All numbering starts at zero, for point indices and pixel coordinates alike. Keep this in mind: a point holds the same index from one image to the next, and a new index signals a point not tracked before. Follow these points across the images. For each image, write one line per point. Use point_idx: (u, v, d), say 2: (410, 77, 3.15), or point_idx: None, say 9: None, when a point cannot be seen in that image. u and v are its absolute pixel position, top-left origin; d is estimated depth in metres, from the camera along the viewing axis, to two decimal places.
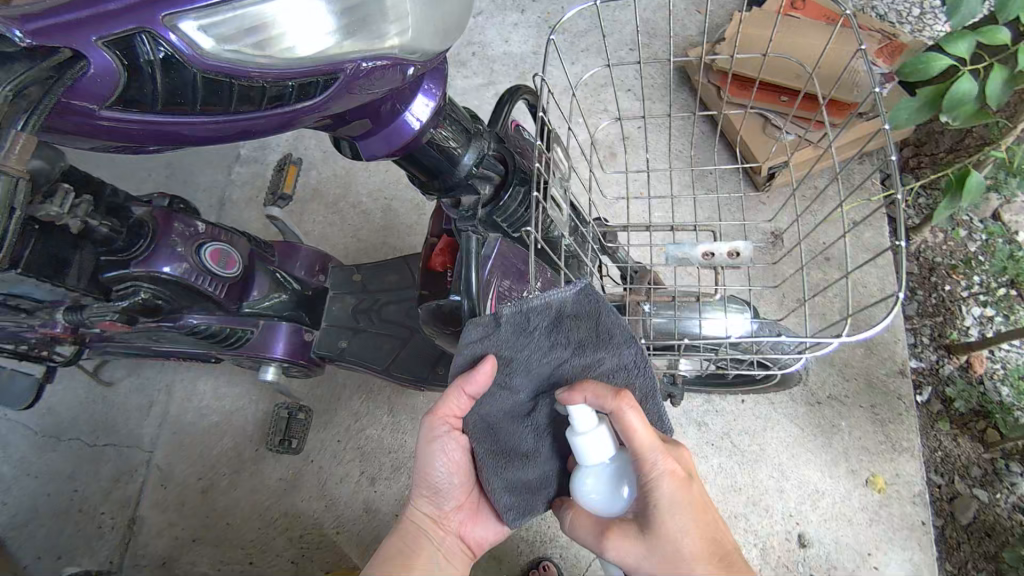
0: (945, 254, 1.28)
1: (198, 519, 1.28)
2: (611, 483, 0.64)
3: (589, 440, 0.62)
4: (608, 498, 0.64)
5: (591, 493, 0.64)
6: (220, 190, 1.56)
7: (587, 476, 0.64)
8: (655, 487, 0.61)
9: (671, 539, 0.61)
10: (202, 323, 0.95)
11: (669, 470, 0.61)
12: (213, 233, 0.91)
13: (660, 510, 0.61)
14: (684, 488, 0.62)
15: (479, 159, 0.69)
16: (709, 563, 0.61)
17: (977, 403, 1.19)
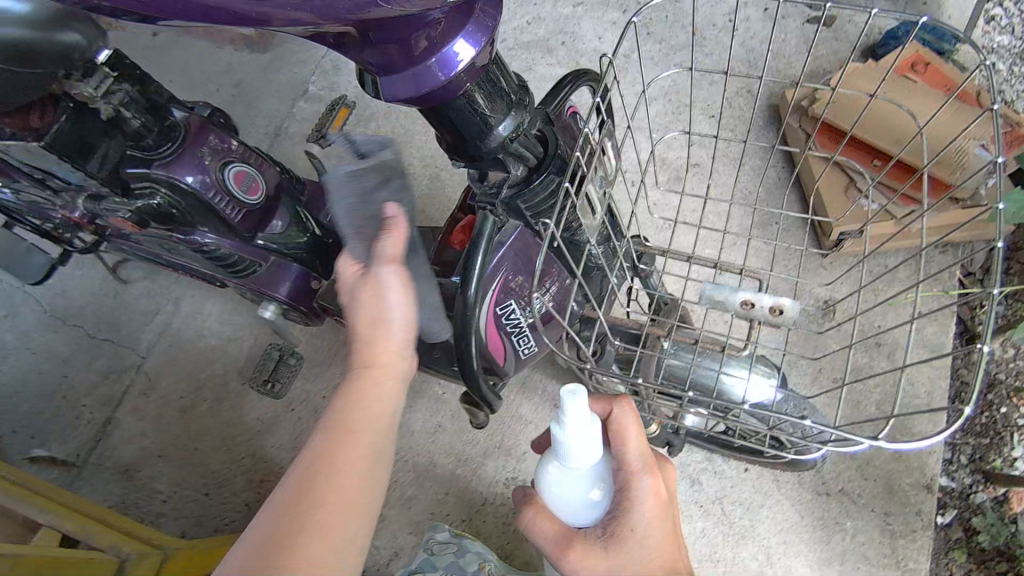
0: (1009, 373, 1.16)
1: (169, 436, 1.27)
2: (586, 487, 0.61)
3: (574, 442, 0.58)
4: (580, 503, 0.61)
5: (563, 494, 0.61)
6: (278, 121, 1.47)
7: (563, 475, 0.61)
8: (635, 510, 0.60)
9: (638, 568, 0.58)
10: (213, 244, 0.91)
11: (653, 495, 0.60)
12: (244, 154, 0.89)
13: (633, 535, 0.59)
14: (663, 514, 0.60)
15: (515, 133, 0.61)
16: None
17: (1004, 542, 1.06)
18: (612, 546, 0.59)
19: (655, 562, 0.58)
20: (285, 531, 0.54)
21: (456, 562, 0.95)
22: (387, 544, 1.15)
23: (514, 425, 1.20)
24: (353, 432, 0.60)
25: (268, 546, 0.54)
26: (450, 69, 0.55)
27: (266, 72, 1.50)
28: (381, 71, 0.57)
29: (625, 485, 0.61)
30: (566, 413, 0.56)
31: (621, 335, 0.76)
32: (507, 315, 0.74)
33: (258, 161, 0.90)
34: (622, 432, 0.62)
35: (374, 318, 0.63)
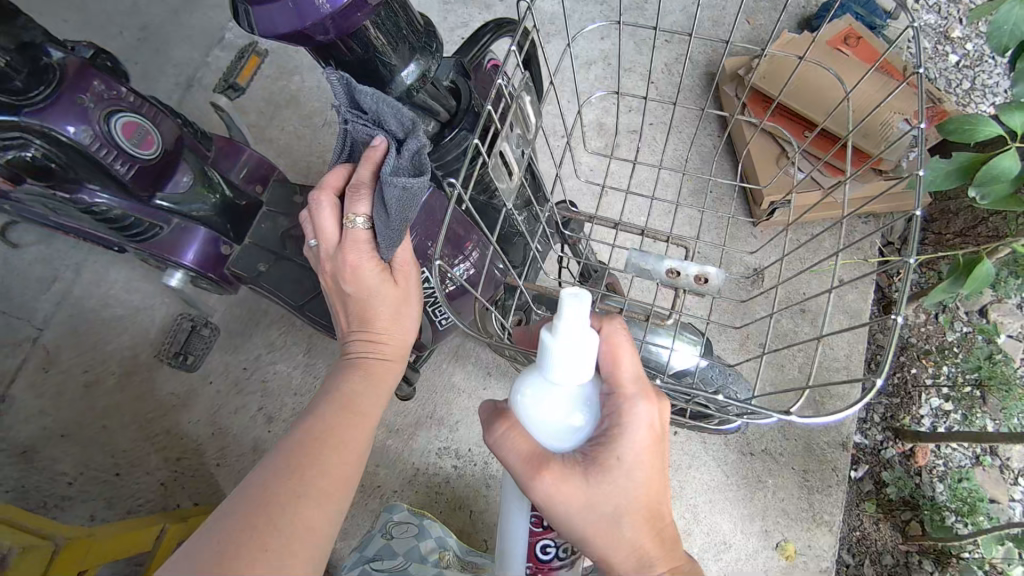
0: (921, 337, 1.22)
1: (73, 412, 1.17)
2: (571, 407, 0.49)
3: (565, 353, 0.46)
4: (560, 426, 0.50)
5: (541, 413, 0.49)
6: (190, 71, 1.33)
7: (544, 390, 0.49)
8: (627, 437, 0.48)
9: (617, 500, 0.48)
10: (105, 205, 0.83)
11: (650, 426, 0.49)
12: (136, 104, 0.78)
13: (619, 465, 0.48)
14: (656, 446, 0.49)
15: (422, 80, 0.62)
16: (645, 533, 0.49)
17: (909, 493, 1.13)
18: (593, 474, 0.48)
19: (637, 496, 0.48)
20: (282, 495, 0.55)
21: (416, 545, 0.91)
22: None
23: (446, 394, 1.18)
24: (359, 417, 0.64)
25: (260, 506, 0.54)
26: (335, 1, 0.52)
27: (174, 15, 1.35)
28: (254, 2, 0.52)
29: (615, 408, 0.49)
30: (563, 317, 0.45)
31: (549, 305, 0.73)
32: (420, 282, 0.75)
33: (154, 112, 0.80)
34: (618, 347, 0.50)
35: (396, 313, 0.66)
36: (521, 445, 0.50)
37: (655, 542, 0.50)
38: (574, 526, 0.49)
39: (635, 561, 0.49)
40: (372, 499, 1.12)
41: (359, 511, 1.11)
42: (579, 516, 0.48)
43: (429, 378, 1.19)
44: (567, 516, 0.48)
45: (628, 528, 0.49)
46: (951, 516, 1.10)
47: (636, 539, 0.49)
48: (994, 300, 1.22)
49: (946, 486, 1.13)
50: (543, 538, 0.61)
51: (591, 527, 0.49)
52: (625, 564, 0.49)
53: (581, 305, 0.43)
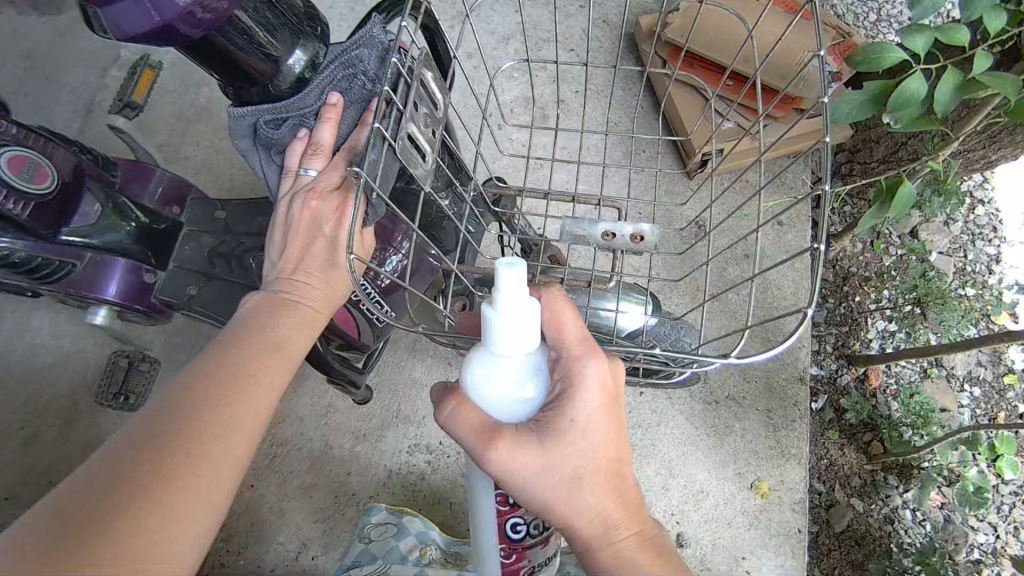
0: (860, 265, 1.26)
1: (14, 472, 1.10)
2: (521, 378, 0.48)
3: (507, 321, 0.45)
4: (507, 399, 0.48)
5: (488, 385, 0.48)
6: (88, 94, 1.25)
7: (489, 364, 0.48)
8: (579, 399, 0.48)
9: (575, 462, 0.47)
10: (5, 248, 0.77)
11: (601, 385, 0.48)
12: (20, 136, 0.72)
13: (574, 426, 0.47)
14: (610, 407, 0.49)
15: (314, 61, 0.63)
16: (605, 495, 0.48)
17: (867, 415, 1.18)
18: (548, 438, 0.47)
19: (594, 457, 0.48)
20: (202, 416, 0.51)
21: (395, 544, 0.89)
22: (292, 539, 1.08)
23: (409, 392, 1.15)
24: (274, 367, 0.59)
25: (162, 437, 0.48)
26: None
27: (60, 37, 1.26)
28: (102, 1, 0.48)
29: (564, 371, 0.48)
30: (500, 286, 0.43)
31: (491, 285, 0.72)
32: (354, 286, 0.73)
33: (42, 142, 0.74)
34: (559, 313, 0.50)
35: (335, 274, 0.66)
36: (471, 418, 0.48)
37: (619, 505, 0.49)
38: (531, 492, 0.48)
39: (600, 528, 0.48)
40: (349, 508, 1.10)
41: (336, 522, 1.09)
42: (539, 484, 0.47)
43: (390, 378, 1.17)
44: (524, 484, 0.47)
45: (590, 492, 0.48)
46: (908, 430, 1.15)
47: (599, 503, 0.48)
48: (923, 220, 1.27)
49: (900, 403, 1.18)
50: (512, 517, 0.62)
51: (553, 494, 0.47)
52: (590, 533, 0.48)
53: (516, 274, 0.42)
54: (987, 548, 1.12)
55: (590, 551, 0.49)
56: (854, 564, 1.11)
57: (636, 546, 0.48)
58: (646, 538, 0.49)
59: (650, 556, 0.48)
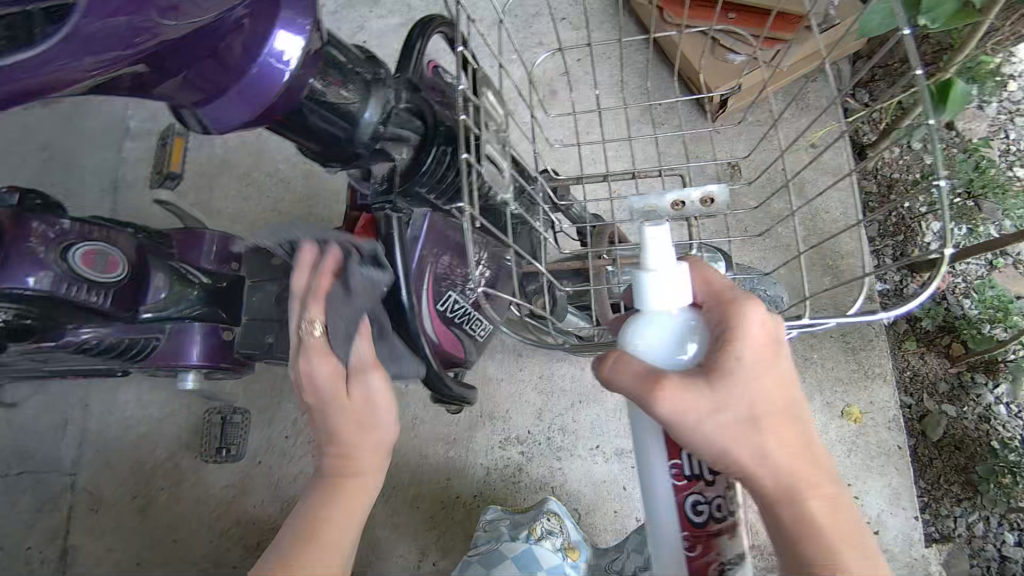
0: (904, 169, 1.22)
1: (139, 539, 1.16)
2: (677, 337, 0.48)
3: (659, 287, 0.48)
4: (667, 354, 0.48)
5: (647, 345, 0.48)
6: (111, 170, 1.28)
7: (647, 324, 0.49)
8: (741, 340, 0.47)
9: (745, 404, 0.46)
10: (93, 337, 0.80)
11: (761, 327, 0.48)
12: (85, 230, 0.74)
13: (739, 368, 0.46)
14: (776, 347, 0.48)
15: (385, 115, 0.60)
16: (786, 446, 0.47)
17: (943, 319, 1.16)
18: (714, 378, 0.46)
19: (762, 398, 0.47)
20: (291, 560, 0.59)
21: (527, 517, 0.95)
22: (410, 550, 1.12)
23: (487, 389, 1.18)
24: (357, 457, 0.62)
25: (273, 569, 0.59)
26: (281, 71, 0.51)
27: (72, 122, 1.29)
28: (200, 101, 0.52)
29: (720, 317, 0.48)
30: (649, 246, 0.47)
31: (564, 276, 0.72)
32: (450, 307, 0.71)
33: (105, 232, 0.76)
34: (705, 272, 0.52)
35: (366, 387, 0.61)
36: (634, 367, 0.47)
37: (795, 453, 0.48)
38: (709, 440, 0.46)
39: (779, 475, 0.47)
40: (455, 510, 1.13)
41: (447, 526, 1.13)
42: (711, 426, 0.46)
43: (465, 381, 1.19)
44: (700, 431, 0.46)
45: (764, 435, 0.47)
46: (988, 326, 1.13)
47: (778, 449, 0.47)
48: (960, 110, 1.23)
49: (974, 299, 1.16)
50: (691, 494, 0.52)
51: (727, 437, 0.46)
52: (770, 479, 0.47)
53: (663, 231, 0.47)
54: None
55: (771, 503, 0.48)
56: (957, 469, 1.11)
57: (815, 496, 0.47)
58: (824, 489, 0.48)
59: (830, 507, 0.47)
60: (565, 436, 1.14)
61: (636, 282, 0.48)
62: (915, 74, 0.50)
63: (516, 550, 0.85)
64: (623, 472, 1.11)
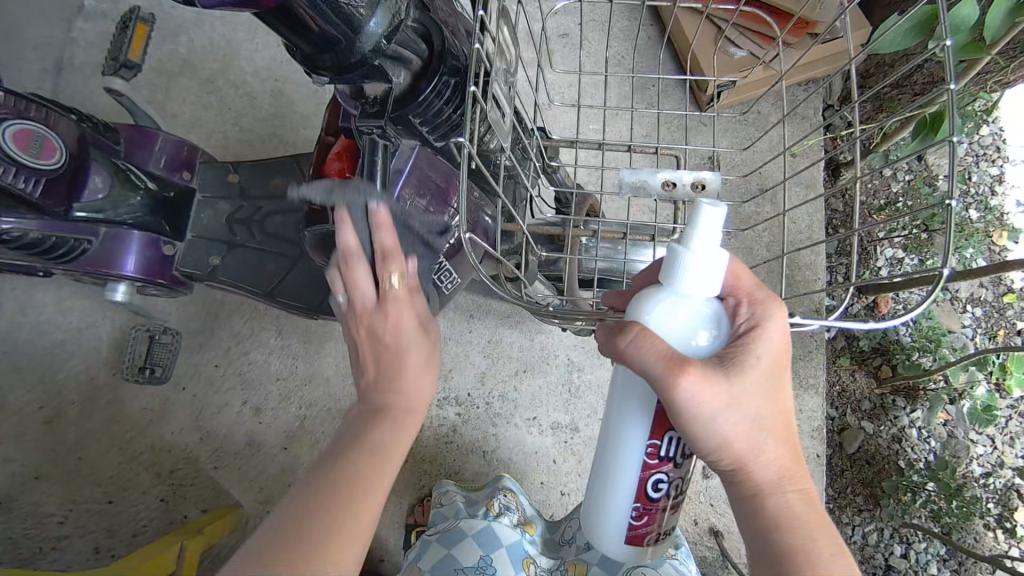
0: (870, 195, 1.26)
1: (41, 451, 1.08)
2: (699, 321, 0.44)
3: (700, 266, 0.43)
4: (683, 337, 0.44)
5: (666, 325, 0.44)
6: (55, 49, 1.15)
7: (673, 304, 0.44)
8: (762, 340, 0.45)
9: (760, 402, 0.45)
10: (16, 230, 0.71)
11: (781, 332, 0.47)
12: (19, 109, 0.66)
13: (758, 366, 0.45)
14: (787, 351, 0.47)
15: (393, 28, 0.50)
16: (781, 444, 0.47)
17: (879, 341, 1.21)
18: (736, 371, 0.44)
19: (775, 401, 0.46)
20: (291, 544, 0.49)
21: (482, 496, 0.96)
22: None
23: None
24: (389, 461, 0.57)
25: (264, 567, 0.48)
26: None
27: None
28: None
29: (749, 315, 0.47)
30: (698, 226, 0.42)
31: (539, 240, 0.71)
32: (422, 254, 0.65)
33: (42, 113, 0.68)
34: (733, 265, 0.49)
35: (428, 363, 0.60)
36: (659, 346, 0.43)
37: (788, 453, 0.47)
38: (715, 428, 0.44)
39: (775, 475, 0.47)
40: None
41: None
42: (723, 419, 0.44)
43: None
44: (709, 419, 0.44)
45: (769, 436, 0.46)
46: (918, 355, 1.18)
47: (777, 448, 0.46)
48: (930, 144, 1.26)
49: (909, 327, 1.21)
50: (656, 473, 0.49)
51: (735, 432, 0.45)
52: (764, 476, 0.47)
53: (722, 213, 0.42)
54: (987, 460, 1.19)
55: (757, 494, 0.47)
56: (865, 481, 1.18)
57: (803, 501, 0.47)
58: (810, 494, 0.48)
59: (817, 512, 0.47)
60: (505, 403, 1.13)
61: (673, 260, 0.43)
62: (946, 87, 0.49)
63: (476, 527, 0.86)
64: (556, 447, 1.11)
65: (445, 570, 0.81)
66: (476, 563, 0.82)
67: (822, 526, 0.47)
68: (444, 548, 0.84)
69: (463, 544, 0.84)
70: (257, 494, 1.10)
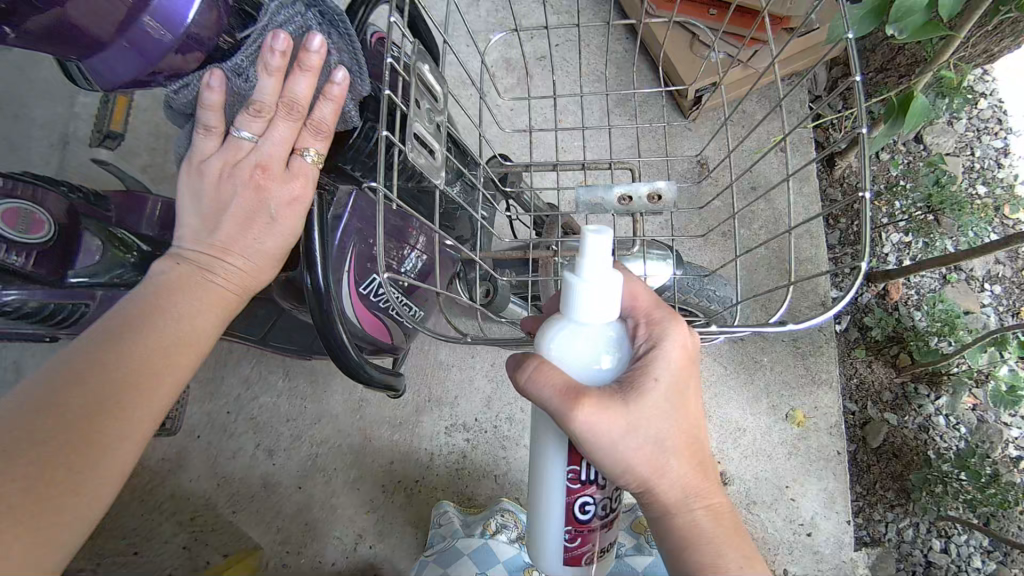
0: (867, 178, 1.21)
1: None
2: (598, 348, 0.45)
3: (592, 294, 0.43)
4: (588, 367, 0.45)
5: (567, 355, 0.45)
6: (58, 124, 1.21)
7: (571, 334, 0.45)
8: (659, 360, 0.45)
9: (660, 425, 0.44)
10: (18, 300, 0.75)
11: (682, 348, 0.46)
12: (8, 187, 0.71)
13: (658, 387, 0.44)
14: (688, 368, 0.46)
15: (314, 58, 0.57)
16: (686, 463, 0.46)
17: (892, 329, 1.18)
18: (635, 395, 0.43)
19: (677, 420, 0.45)
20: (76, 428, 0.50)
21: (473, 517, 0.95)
22: (348, 532, 1.10)
23: (437, 373, 1.16)
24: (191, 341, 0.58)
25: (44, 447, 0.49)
26: (172, 32, 0.48)
27: (20, 71, 1.22)
28: (85, 54, 0.49)
29: (647, 334, 0.46)
30: (585, 256, 0.42)
31: (507, 265, 0.71)
32: (374, 290, 0.69)
33: (30, 189, 0.74)
34: (632, 284, 0.49)
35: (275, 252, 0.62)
36: (556, 379, 0.43)
37: (695, 469, 0.46)
38: (614, 455, 0.44)
39: (680, 495, 0.45)
40: (397, 495, 1.12)
41: (388, 510, 1.11)
42: (623, 445, 0.43)
43: (415, 364, 1.17)
44: (609, 446, 0.43)
45: (673, 458, 0.45)
46: (935, 340, 1.15)
47: (681, 468, 0.45)
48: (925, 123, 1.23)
49: (924, 312, 1.17)
50: (583, 495, 0.49)
51: (639, 457, 0.44)
52: (672, 497, 0.45)
53: (607, 240, 0.41)
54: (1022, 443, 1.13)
55: (667, 514, 0.46)
56: (894, 476, 1.13)
57: (711, 516, 0.46)
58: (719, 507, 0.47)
59: (728, 528, 0.46)
60: (512, 426, 1.13)
61: (567, 289, 0.43)
62: (858, 81, 0.50)
63: (473, 546, 0.87)
64: None
65: None
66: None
67: (732, 541, 0.46)
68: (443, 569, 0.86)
69: (460, 564, 0.85)
70: (275, 536, 1.11)
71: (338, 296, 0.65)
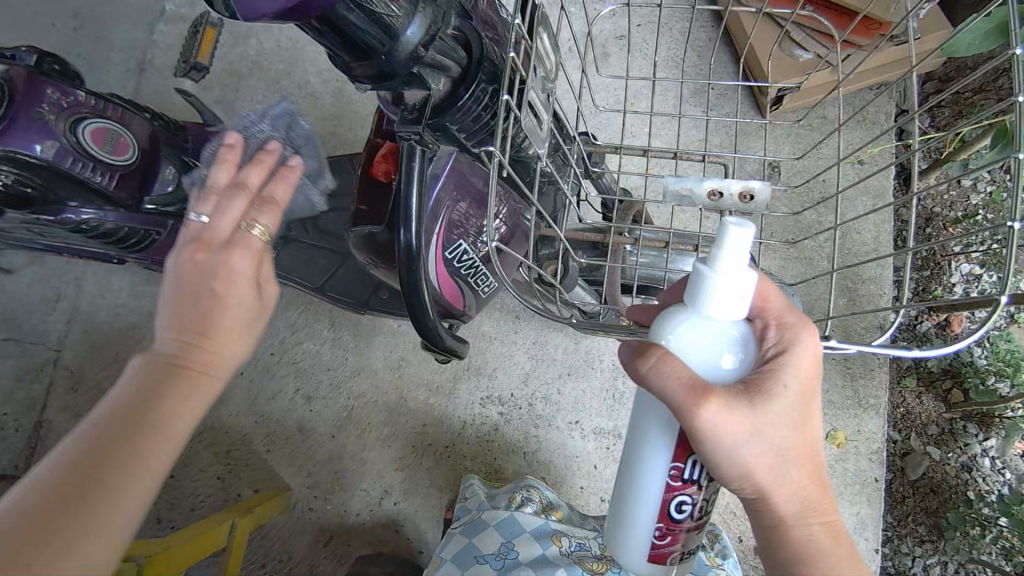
0: (945, 206, 1.15)
1: None
2: (724, 345, 0.43)
3: (728, 290, 0.41)
4: (709, 362, 0.43)
5: (687, 347, 0.43)
6: (139, 50, 1.22)
7: (695, 326, 0.43)
8: (790, 365, 0.44)
9: (785, 434, 0.43)
10: (93, 219, 0.78)
11: (813, 358, 0.45)
12: (98, 106, 0.73)
13: (786, 395, 0.43)
14: (816, 378, 0.44)
15: (430, 37, 0.47)
16: (808, 477, 0.45)
17: (950, 362, 1.13)
18: (761, 400, 0.42)
19: (803, 430, 0.44)
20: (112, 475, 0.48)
21: (492, 493, 0.97)
22: (374, 486, 1.13)
23: (478, 344, 1.16)
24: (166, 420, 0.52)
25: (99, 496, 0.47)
26: None
27: None
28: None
29: (778, 338, 0.45)
30: (725, 247, 0.40)
31: (581, 247, 0.70)
32: (459, 257, 0.69)
33: (119, 112, 0.75)
34: (762, 284, 0.47)
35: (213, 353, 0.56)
36: (681, 371, 0.42)
37: (814, 483, 0.45)
38: (736, 457, 0.43)
39: (798, 508, 0.45)
40: (426, 457, 1.13)
41: (415, 470, 1.13)
42: (746, 450, 0.42)
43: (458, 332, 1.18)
44: (730, 448, 0.42)
45: (794, 469, 0.44)
46: (994, 380, 1.09)
47: (801, 482, 0.44)
48: None
49: (985, 349, 1.11)
50: (681, 494, 0.48)
51: (758, 463, 0.43)
52: (789, 510, 0.45)
53: (750, 235, 0.40)
54: None
55: (782, 524, 0.45)
56: (929, 511, 1.10)
57: (828, 533, 0.45)
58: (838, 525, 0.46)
59: (842, 544, 0.46)
60: (547, 406, 1.13)
61: (699, 280, 0.42)
62: (1016, 99, 0.47)
63: (498, 517, 0.88)
64: (596, 452, 1.10)
65: (466, 558, 0.83)
66: (496, 550, 0.83)
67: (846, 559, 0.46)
68: (465, 538, 0.86)
69: (483, 534, 0.86)
70: (305, 479, 1.14)
71: (427, 256, 0.66)
